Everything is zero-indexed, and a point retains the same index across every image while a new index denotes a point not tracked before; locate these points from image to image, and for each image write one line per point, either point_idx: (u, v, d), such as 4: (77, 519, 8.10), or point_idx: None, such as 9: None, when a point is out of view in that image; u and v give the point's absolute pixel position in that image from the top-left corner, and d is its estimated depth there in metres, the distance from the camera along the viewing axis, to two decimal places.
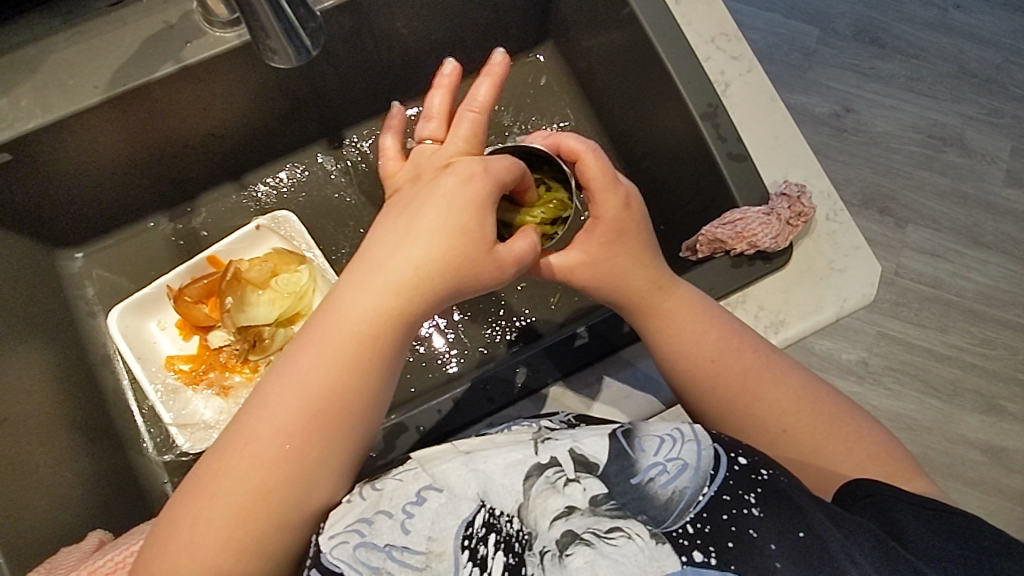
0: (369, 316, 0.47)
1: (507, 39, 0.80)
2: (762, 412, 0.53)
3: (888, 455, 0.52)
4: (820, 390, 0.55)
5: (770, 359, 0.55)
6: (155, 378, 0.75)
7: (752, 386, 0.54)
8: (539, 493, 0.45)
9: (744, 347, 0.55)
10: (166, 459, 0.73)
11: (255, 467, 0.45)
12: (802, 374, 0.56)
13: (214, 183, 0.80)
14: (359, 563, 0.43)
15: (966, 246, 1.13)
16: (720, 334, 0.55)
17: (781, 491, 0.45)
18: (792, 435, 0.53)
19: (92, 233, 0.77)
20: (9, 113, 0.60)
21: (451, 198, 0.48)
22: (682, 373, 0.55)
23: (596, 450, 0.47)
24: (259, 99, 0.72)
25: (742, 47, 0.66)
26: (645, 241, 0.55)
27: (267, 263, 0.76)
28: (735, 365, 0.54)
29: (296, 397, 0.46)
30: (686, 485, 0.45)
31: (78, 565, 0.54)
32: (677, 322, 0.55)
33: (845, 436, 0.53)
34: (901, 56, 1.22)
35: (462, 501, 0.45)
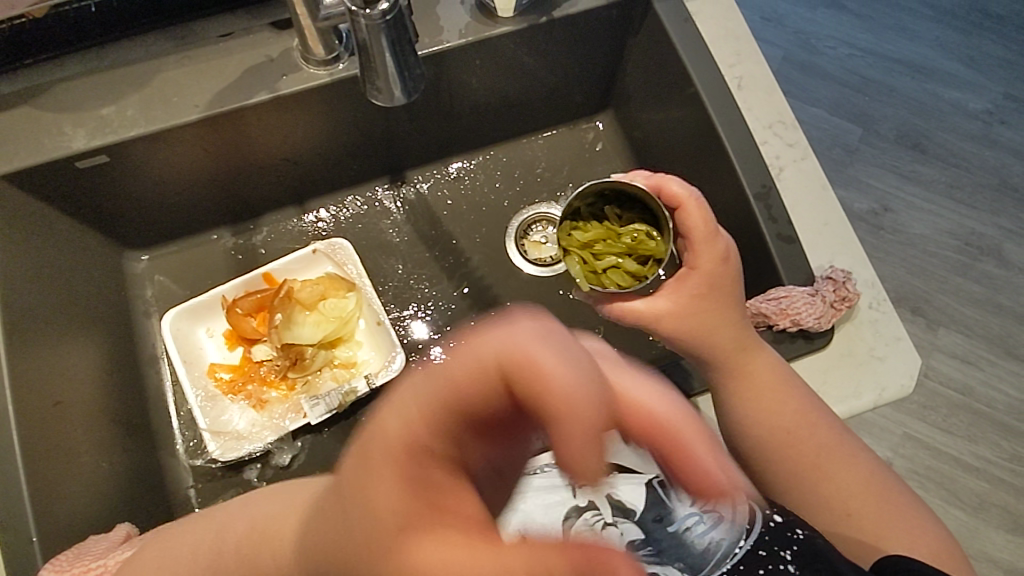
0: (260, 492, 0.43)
1: (568, 104, 0.85)
2: (825, 486, 0.54)
3: (948, 554, 0.52)
4: (885, 473, 0.55)
5: (845, 438, 0.55)
6: (197, 383, 0.77)
7: (824, 458, 0.54)
8: (580, 536, 0.52)
9: (819, 424, 0.55)
10: (196, 464, 0.74)
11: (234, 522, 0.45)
12: (868, 455, 0.56)
13: (278, 205, 0.84)
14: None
15: (999, 357, 1.13)
16: (805, 407, 0.55)
17: (816, 551, 0.47)
18: (855, 518, 0.53)
19: (159, 237, 0.81)
20: (115, 120, 0.67)
21: None
22: (754, 443, 0.56)
23: (631, 497, 0.53)
24: (334, 133, 0.77)
25: (798, 135, 0.69)
26: (736, 300, 0.54)
27: (318, 285, 0.79)
28: (811, 442, 0.54)
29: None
30: (722, 537, 0.49)
31: (106, 554, 0.55)
32: (759, 388, 0.55)
33: (909, 528, 0.52)
34: (942, 164, 1.25)
35: (516, 540, 0.51)
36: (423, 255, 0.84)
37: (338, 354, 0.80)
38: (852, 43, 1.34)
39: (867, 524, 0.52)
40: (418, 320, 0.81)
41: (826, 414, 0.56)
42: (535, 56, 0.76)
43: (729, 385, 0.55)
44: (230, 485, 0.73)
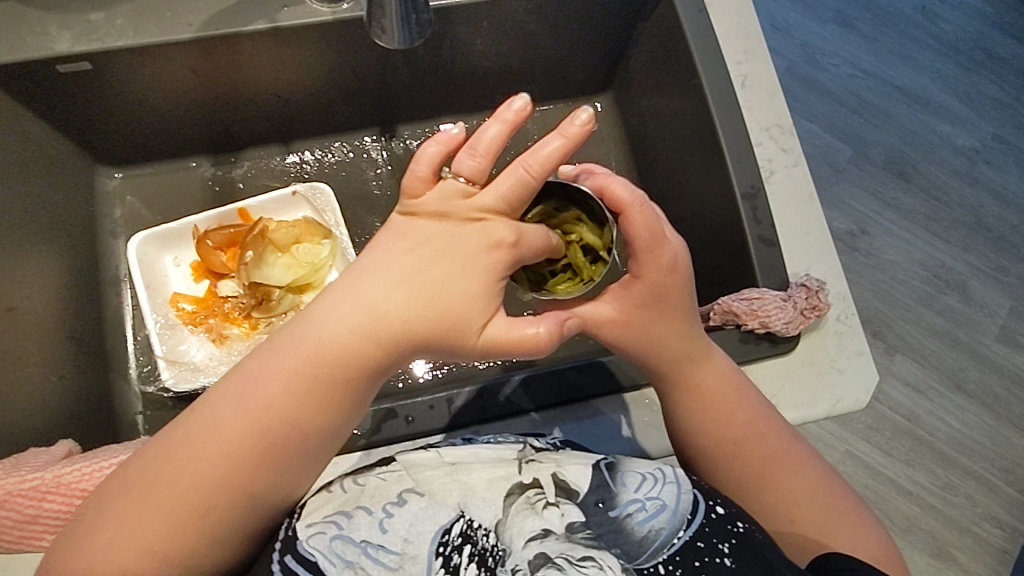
0: (342, 364, 0.44)
1: (570, 81, 0.84)
2: (779, 492, 0.54)
3: (887, 559, 0.53)
4: (835, 478, 0.57)
5: (797, 442, 0.57)
6: (157, 310, 0.75)
7: (778, 463, 0.55)
8: (517, 512, 0.46)
9: (768, 433, 0.56)
10: (146, 391, 0.73)
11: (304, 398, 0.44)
12: (817, 458, 0.57)
13: (261, 141, 0.82)
14: (334, 555, 0.44)
15: (948, 388, 1.16)
16: (757, 410, 0.56)
17: (756, 547, 0.47)
18: (799, 526, 0.53)
19: (135, 157, 0.79)
20: (103, 27, 0.64)
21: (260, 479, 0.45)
22: (705, 450, 0.55)
23: (577, 477, 0.48)
24: (329, 75, 0.75)
25: (793, 142, 0.70)
26: (685, 308, 0.53)
27: (294, 229, 0.77)
28: (759, 451, 0.55)
29: (250, 439, 0.44)
30: (662, 526, 0.47)
31: (43, 468, 0.54)
32: (710, 396, 0.55)
33: (852, 535, 0.53)
34: (924, 195, 1.27)
35: (442, 509, 0.46)
36: None
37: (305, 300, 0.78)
38: (855, 64, 1.35)
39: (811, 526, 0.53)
40: None
41: (774, 416, 0.57)
42: (543, 27, 0.75)
43: (682, 396, 0.55)
44: None
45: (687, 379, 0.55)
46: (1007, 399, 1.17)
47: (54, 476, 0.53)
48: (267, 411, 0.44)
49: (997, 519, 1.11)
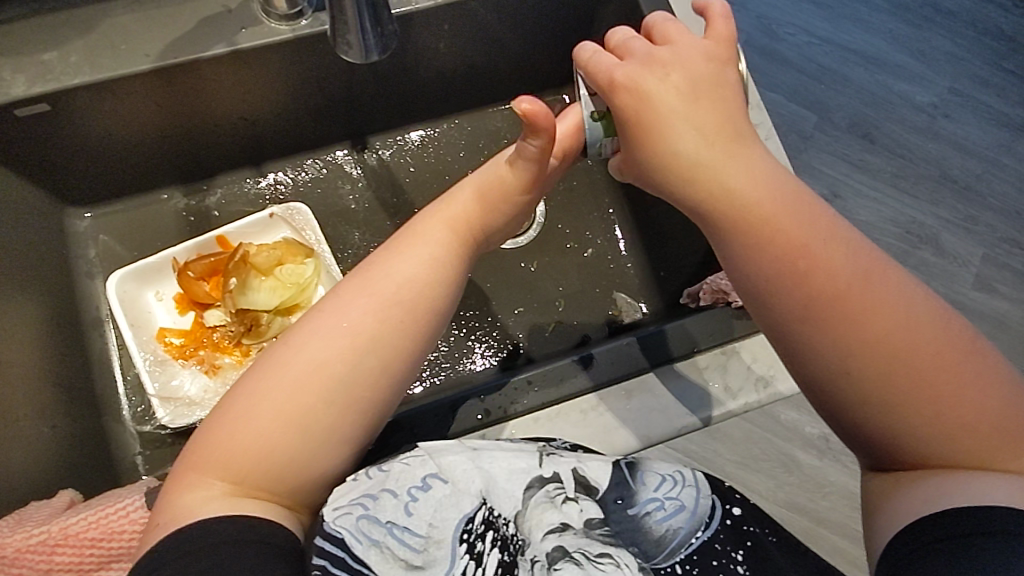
0: (423, 246, 0.57)
1: (535, 76, 0.85)
2: (856, 336, 0.46)
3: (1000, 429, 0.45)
4: (941, 333, 0.47)
5: (874, 269, 0.48)
6: (144, 347, 0.74)
7: (844, 301, 0.47)
8: (538, 505, 0.48)
9: (840, 257, 0.48)
10: (143, 430, 0.72)
11: (440, 252, 0.57)
12: (909, 294, 0.48)
13: (233, 166, 0.81)
14: (361, 534, 0.44)
15: None
16: (813, 227, 0.49)
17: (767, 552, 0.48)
18: (880, 377, 0.46)
19: (104, 195, 0.78)
20: (58, 66, 0.63)
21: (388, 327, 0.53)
22: (768, 302, 0.49)
23: (597, 475, 0.50)
24: (296, 93, 0.74)
25: (763, 116, 0.71)
26: (690, 95, 0.50)
27: (275, 250, 0.77)
28: (827, 284, 0.47)
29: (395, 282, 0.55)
30: (680, 525, 0.48)
31: (49, 521, 0.53)
32: (764, 226, 0.48)
33: (948, 383, 0.45)
34: (889, 153, 1.29)
35: (465, 497, 0.47)
36: (384, 223, 0.82)
37: (294, 321, 0.77)
38: (810, 32, 1.39)
39: (901, 408, 0.46)
40: None
41: (838, 227, 0.50)
42: (505, 27, 0.75)
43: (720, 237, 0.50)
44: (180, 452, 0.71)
45: (717, 194, 0.49)
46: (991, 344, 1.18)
47: (60, 528, 0.52)
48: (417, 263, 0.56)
49: None
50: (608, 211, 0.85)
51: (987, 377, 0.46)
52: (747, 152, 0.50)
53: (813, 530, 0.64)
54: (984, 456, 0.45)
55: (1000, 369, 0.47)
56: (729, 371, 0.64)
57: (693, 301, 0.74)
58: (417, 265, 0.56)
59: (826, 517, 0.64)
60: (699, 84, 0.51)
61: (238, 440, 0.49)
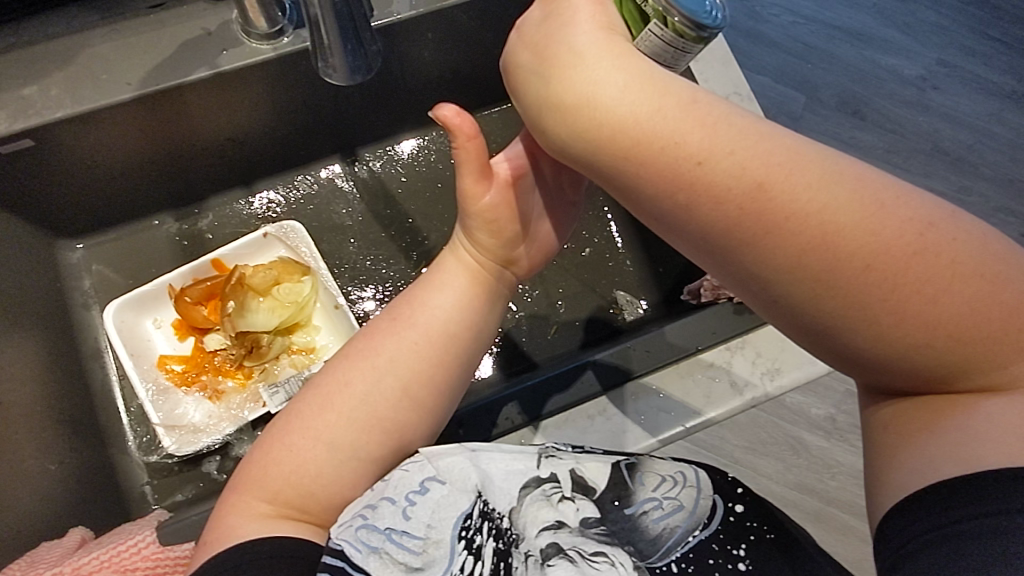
0: (445, 270, 0.55)
1: None
2: (802, 259, 0.39)
3: (996, 328, 0.38)
4: (864, 240, 0.38)
5: (773, 173, 0.39)
6: (146, 376, 0.74)
7: (734, 226, 0.40)
8: (533, 502, 0.49)
9: (766, 162, 0.40)
10: (149, 461, 0.71)
11: (461, 277, 0.55)
12: (823, 198, 0.39)
13: (224, 188, 0.80)
14: (359, 543, 0.44)
15: None
16: (685, 137, 0.40)
17: (766, 550, 0.47)
18: (829, 299, 0.39)
19: (95, 225, 0.77)
20: (38, 100, 0.62)
21: (409, 357, 0.52)
22: (715, 246, 0.41)
23: (595, 475, 0.50)
24: (281, 110, 0.73)
25: (754, 107, 0.69)
26: (547, 44, 0.44)
27: (271, 270, 0.76)
28: (750, 201, 0.39)
29: (415, 309, 0.54)
30: (677, 525, 0.48)
31: (60, 560, 0.52)
32: (670, 143, 0.40)
33: (919, 286, 0.38)
34: (880, 130, 1.29)
35: (463, 495, 0.47)
36: (379, 234, 0.82)
37: (296, 340, 0.78)
38: (794, 11, 1.39)
39: (840, 329, 0.40)
40: (370, 302, 0.79)
41: (725, 125, 0.41)
42: (489, 31, 0.75)
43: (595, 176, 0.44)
44: (188, 479, 0.71)
45: (568, 128, 0.42)
46: None
47: (73, 569, 0.51)
48: (438, 288, 0.54)
49: None
50: (603, 209, 0.84)
51: (942, 279, 0.38)
52: (596, 64, 0.41)
53: (824, 511, 0.62)
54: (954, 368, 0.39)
55: (960, 261, 0.38)
56: (735, 365, 0.64)
57: (693, 297, 0.75)
58: (437, 288, 0.54)
59: (837, 497, 0.62)
60: (543, 22, 0.45)
61: (279, 462, 0.50)
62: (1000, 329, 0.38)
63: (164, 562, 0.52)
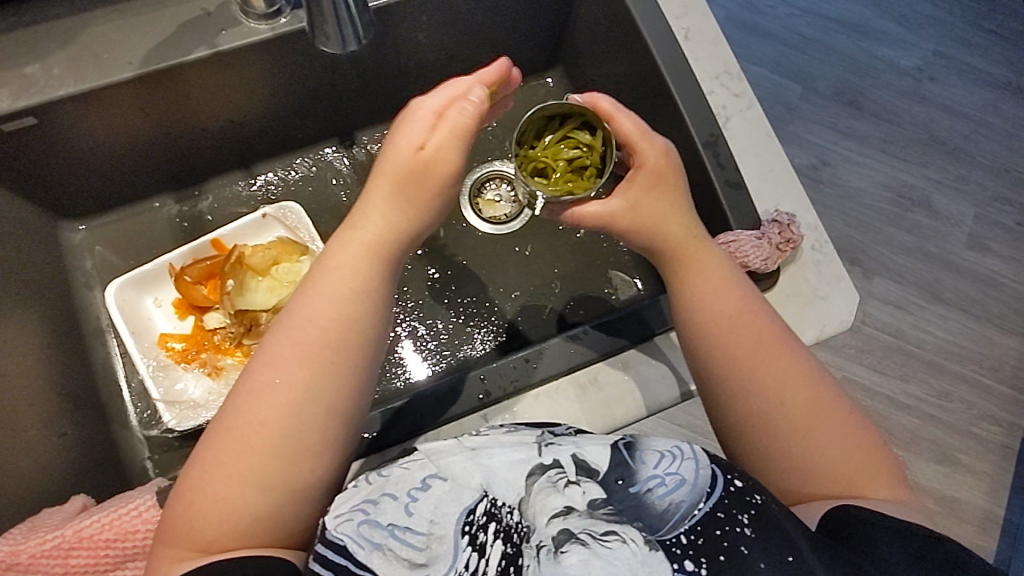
0: (337, 267, 0.53)
1: (518, 61, 0.85)
2: (758, 391, 0.54)
3: (874, 457, 0.53)
4: (809, 395, 0.54)
5: (767, 331, 0.56)
6: (147, 353, 0.75)
7: (727, 338, 0.55)
8: (540, 490, 0.48)
9: (760, 319, 0.56)
10: (150, 435, 0.73)
11: (355, 266, 0.53)
12: (800, 363, 0.55)
13: (223, 170, 0.82)
14: (362, 540, 0.46)
15: (926, 300, 1.21)
16: (705, 258, 0.57)
17: (770, 517, 0.47)
18: (780, 411, 0.53)
19: (96, 206, 0.78)
20: (41, 79, 0.63)
21: (301, 347, 0.51)
22: (698, 330, 0.56)
23: (597, 458, 0.49)
24: (279, 92, 0.74)
25: (743, 85, 0.68)
26: (655, 177, 0.56)
27: (270, 250, 0.77)
28: (744, 330, 0.55)
29: (310, 305, 0.52)
30: (681, 499, 0.47)
31: (63, 524, 0.54)
32: (700, 278, 0.57)
33: (835, 423, 0.53)
34: (876, 120, 1.30)
35: (466, 491, 0.48)
36: None
37: None
38: (791, 2, 1.39)
39: (774, 448, 0.53)
40: None
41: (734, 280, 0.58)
42: (485, 14, 0.76)
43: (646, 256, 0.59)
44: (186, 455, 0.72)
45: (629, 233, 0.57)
46: (984, 304, 1.21)
47: (75, 531, 0.52)
48: (331, 278, 0.53)
49: (993, 417, 1.18)
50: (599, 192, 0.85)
51: (852, 437, 0.53)
52: (668, 201, 0.57)
53: None
54: (846, 479, 0.51)
55: (866, 440, 0.53)
56: None
57: None
58: (341, 283, 0.53)
59: None
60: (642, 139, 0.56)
61: (201, 512, 0.47)
62: (871, 480, 0.51)
63: None
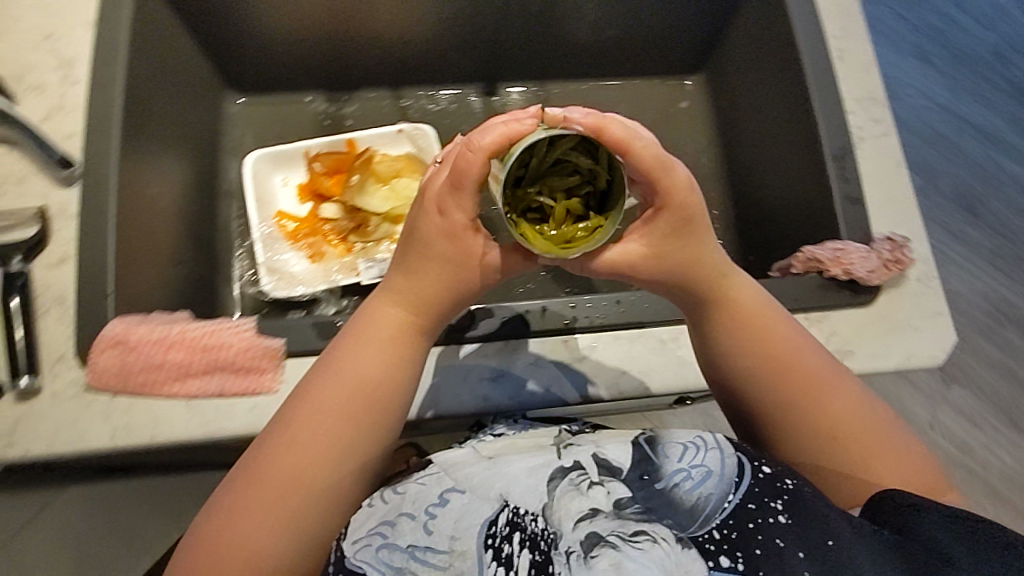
0: (392, 319, 0.52)
1: (664, 58, 0.89)
2: (813, 416, 0.51)
3: (932, 477, 0.50)
4: (859, 420, 0.51)
5: (816, 372, 0.52)
6: (263, 221, 0.81)
7: (779, 375, 0.52)
8: (563, 494, 0.48)
9: (808, 350, 0.53)
10: (247, 291, 0.79)
11: (407, 316, 0.52)
12: (848, 390, 0.53)
13: (374, 84, 0.88)
14: (382, 563, 0.46)
15: (1003, 423, 1.18)
16: (756, 301, 0.53)
17: (804, 500, 0.46)
18: (840, 440, 0.50)
19: (259, 85, 0.86)
20: None
21: (357, 381, 0.50)
22: (752, 370, 0.52)
23: (617, 455, 0.51)
24: (448, 21, 0.81)
25: (885, 113, 0.70)
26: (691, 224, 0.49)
27: (396, 163, 0.83)
28: (798, 365, 0.52)
29: (371, 334, 0.51)
30: (711, 491, 0.48)
31: (172, 322, 0.60)
32: (753, 318, 0.53)
33: (894, 447, 0.51)
34: (992, 231, 1.28)
35: (485, 503, 0.48)
36: None
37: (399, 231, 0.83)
38: (929, 96, 1.37)
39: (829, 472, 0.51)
40: None
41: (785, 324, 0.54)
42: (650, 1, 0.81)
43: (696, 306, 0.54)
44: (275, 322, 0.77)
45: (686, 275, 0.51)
46: None
47: (181, 331, 0.59)
48: (384, 324, 0.52)
49: None
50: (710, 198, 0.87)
51: (909, 457, 0.51)
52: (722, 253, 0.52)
53: None
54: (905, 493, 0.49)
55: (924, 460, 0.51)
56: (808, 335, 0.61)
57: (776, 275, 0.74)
58: (391, 332, 0.52)
59: None
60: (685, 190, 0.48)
61: (248, 545, 0.45)
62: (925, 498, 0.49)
63: (257, 349, 0.58)
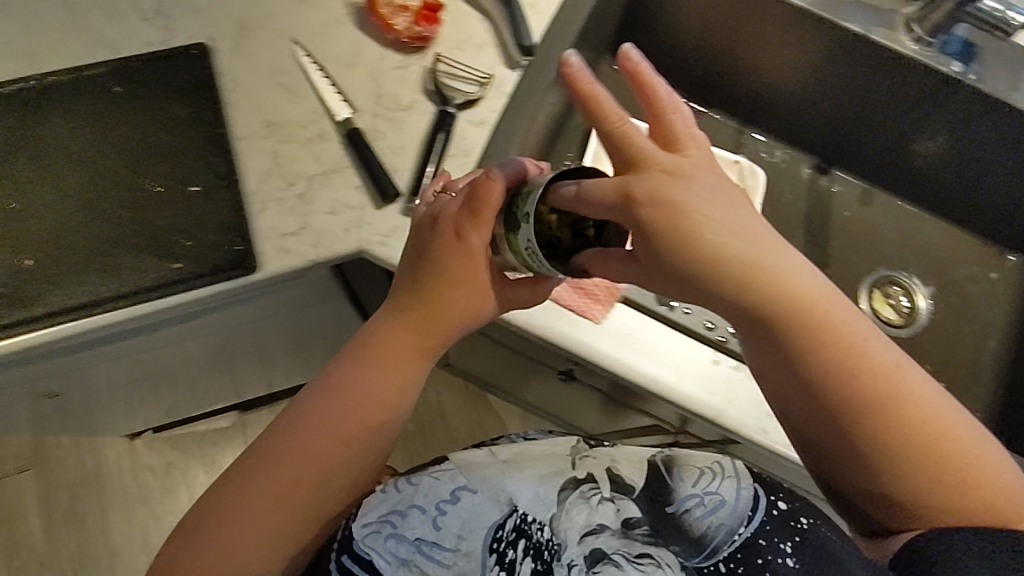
0: (354, 404, 0.76)
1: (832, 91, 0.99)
2: (881, 435, 0.68)
3: (985, 480, 0.69)
4: (926, 417, 0.69)
5: (898, 389, 0.69)
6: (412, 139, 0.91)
7: (842, 380, 0.68)
8: (574, 508, 0.76)
9: (878, 359, 0.69)
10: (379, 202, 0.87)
11: (379, 400, 0.77)
12: (932, 412, 0.69)
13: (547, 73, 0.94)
14: (384, 558, 0.74)
15: None
16: (835, 321, 0.68)
17: (815, 539, 0.72)
18: (907, 463, 0.69)
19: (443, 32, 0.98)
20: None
21: (334, 442, 0.75)
22: (808, 373, 0.69)
23: (630, 475, 0.79)
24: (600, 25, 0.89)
25: None
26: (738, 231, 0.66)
27: None
28: (877, 383, 0.68)
29: (323, 416, 0.76)
30: (725, 522, 0.74)
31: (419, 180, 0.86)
32: (821, 324, 0.68)
33: (965, 462, 0.69)
34: None
35: (497, 511, 0.75)
36: None
37: None
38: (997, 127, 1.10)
39: (866, 454, 0.69)
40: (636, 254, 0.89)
41: (865, 340, 0.69)
42: None
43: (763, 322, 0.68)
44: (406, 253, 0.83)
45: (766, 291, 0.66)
46: None
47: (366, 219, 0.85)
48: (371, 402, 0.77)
49: None
50: None
51: (983, 462, 0.70)
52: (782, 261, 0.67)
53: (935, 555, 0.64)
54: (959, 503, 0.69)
55: (1009, 495, 0.69)
56: None
57: None
58: (370, 414, 0.77)
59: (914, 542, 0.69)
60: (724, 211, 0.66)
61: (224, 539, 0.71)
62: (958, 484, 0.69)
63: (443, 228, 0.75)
